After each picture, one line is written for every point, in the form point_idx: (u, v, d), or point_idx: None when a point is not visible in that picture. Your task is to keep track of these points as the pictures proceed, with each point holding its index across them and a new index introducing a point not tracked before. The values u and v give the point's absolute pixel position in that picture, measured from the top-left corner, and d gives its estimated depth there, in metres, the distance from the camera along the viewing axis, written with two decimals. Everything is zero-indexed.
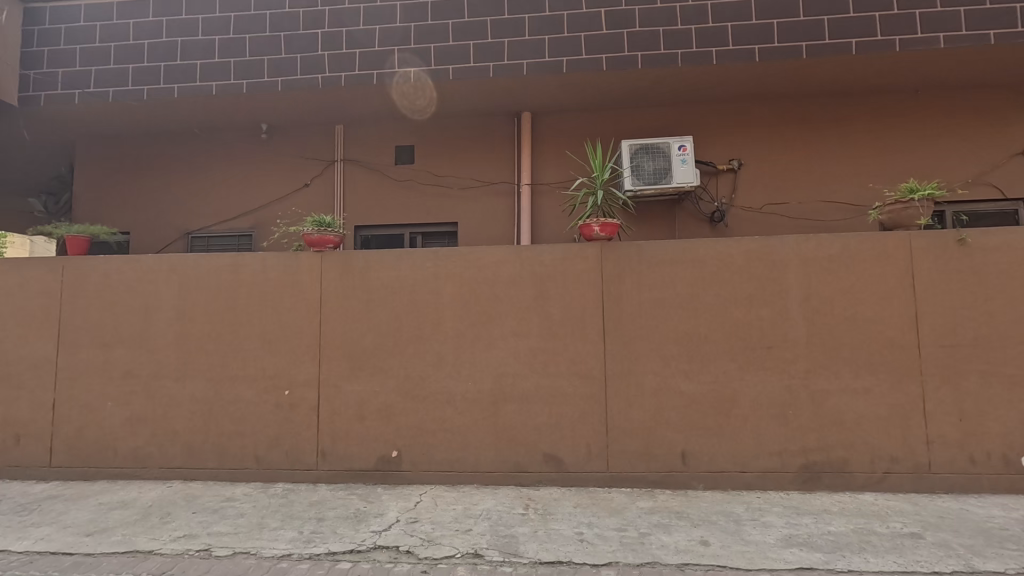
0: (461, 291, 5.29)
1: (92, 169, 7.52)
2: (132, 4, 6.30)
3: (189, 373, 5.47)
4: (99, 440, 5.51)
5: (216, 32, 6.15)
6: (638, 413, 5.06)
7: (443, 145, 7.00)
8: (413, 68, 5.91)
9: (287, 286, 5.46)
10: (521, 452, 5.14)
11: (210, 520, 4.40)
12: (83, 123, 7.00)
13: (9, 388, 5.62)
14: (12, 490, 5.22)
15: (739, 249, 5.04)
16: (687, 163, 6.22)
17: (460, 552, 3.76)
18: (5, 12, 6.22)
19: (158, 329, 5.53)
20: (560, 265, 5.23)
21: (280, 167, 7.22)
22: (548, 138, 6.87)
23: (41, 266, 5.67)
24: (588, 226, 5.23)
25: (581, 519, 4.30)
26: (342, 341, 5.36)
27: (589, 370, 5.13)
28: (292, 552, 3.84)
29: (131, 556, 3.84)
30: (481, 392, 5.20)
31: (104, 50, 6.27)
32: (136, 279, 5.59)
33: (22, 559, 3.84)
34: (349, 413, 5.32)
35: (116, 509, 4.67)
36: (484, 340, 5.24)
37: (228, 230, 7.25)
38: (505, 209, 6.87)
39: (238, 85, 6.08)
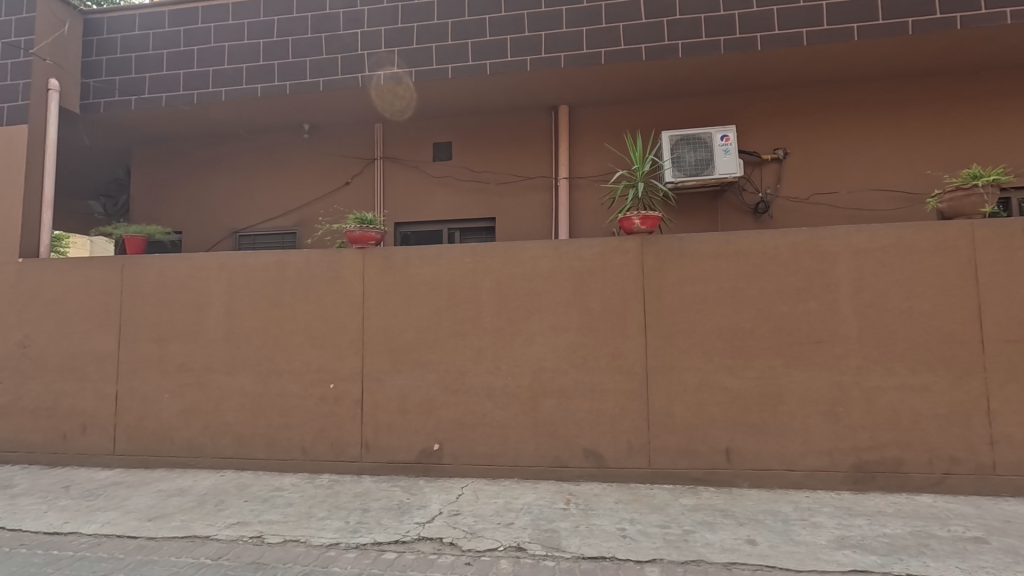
0: (500, 286, 5.31)
1: (146, 171, 7.87)
2: (182, 12, 6.55)
3: (239, 367, 5.68)
4: (157, 430, 5.79)
5: (260, 36, 6.32)
6: (680, 409, 4.98)
7: (480, 141, 7.02)
8: (450, 63, 5.93)
9: (330, 282, 5.60)
10: (561, 447, 5.13)
11: (261, 508, 4.57)
12: (138, 128, 7.33)
13: (75, 380, 5.95)
14: (80, 477, 5.54)
15: (786, 241, 4.88)
16: (730, 154, 6.06)
17: (502, 545, 3.79)
18: (67, 24, 6.57)
19: (209, 324, 5.76)
20: (599, 259, 5.18)
21: (322, 165, 7.39)
22: (585, 132, 6.81)
23: (102, 265, 5.98)
24: (628, 219, 5.18)
25: (623, 515, 4.26)
26: (384, 335, 5.47)
27: (630, 365, 5.07)
28: (340, 541, 3.94)
29: (190, 541, 4.03)
30: (520, 387, 5.22)
31: (157, 56, 6.54)
32: (189, 277, 5.83)
33: (91, 541, 4.08)
34: (391, 407, 5.42)
35: (174, 496, 4.90)
36: (523, 334, 5.25)
37: (274, 228, 7.47)
38: (542, 203, 6.85)
39: (281, 86, 6.24)
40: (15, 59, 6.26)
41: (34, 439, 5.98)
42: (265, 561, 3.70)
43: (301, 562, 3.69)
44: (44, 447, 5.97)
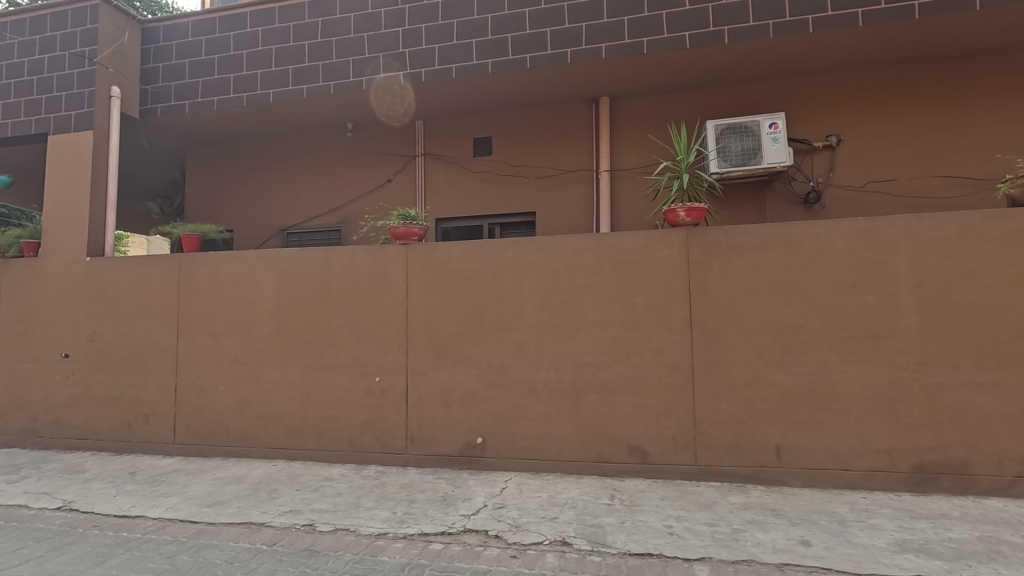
0: (541, 281, 5.30)
1: (199, 173, 8.19)
2: (231, 18, 6.77)
3: (289, 360, 5.86)
4: (214, 420, 6.04)
5: (305, 38, 6.48)
6: (728, 404, 4.86)
7: (519, 135, 7.00)
8: (490, 58, 5.93)
9: (375, 278, 5.71)
10: (605, 443, 5.09)
11: (312, 497, 4.72)
12: (192, 131, 7.64)
13: (138, 372, 6.27)
14: (144, 463, 5.85)
15: (841, 232, 4.68)
16: (779, 142, 5.86)
17: (548, 540, 3.80)
18: (126, 33, 6.90)
19: (260, 319, 5.96)
20: (643, 252, 5.10)
21: (365, 163, 7.53)
22: (626, 123, 6.71)
23: (161, 263, 6.27)
24: (672, 211, 5.05)
25: (669, 512, 4.20)
26: (427, 330, 5.54)
27: (675, 361, 4.98)
28: (388, 531, 4.03)
29: (246, 527, 4.20)
30: (563, 382, 5.20)
31: (208, 62, 6.79)
32: (242, 273, 6.05)
33: (156, 524, 4.30)
34: (434, 400, 5.49)
35: (230, 484, 5.12)
36: (565, 328, 5.22)
37: (320, 225, 7.66)
38: (583, 196, 6.79)
39: (326, 86, 6.38)
40: (81, 68, 6.63)
41: (102, 427, 6.34)
42: (318, 548, 3.81)
43: (352, 550, 3.78)
44: (111, 435, 6.32)
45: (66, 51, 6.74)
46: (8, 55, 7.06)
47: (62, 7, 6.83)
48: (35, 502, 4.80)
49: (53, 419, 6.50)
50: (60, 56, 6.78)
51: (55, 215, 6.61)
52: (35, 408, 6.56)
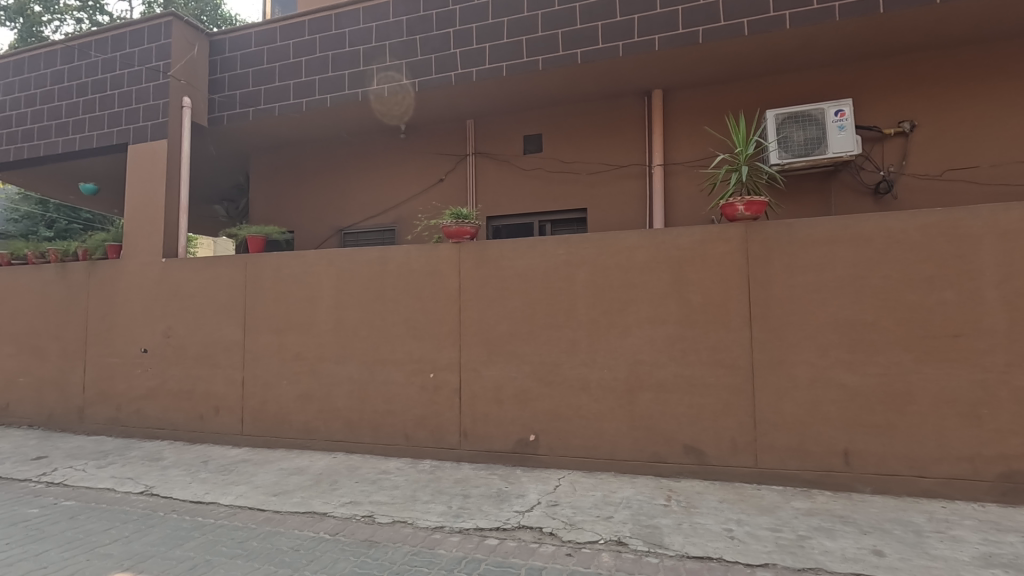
0: (594, 278, 5.25)
1: (262, 176, 8.58)
2: (291, 27, 7.04)
3: (347, 356, 6.06)
4: (277, 413, 6.33)
5: (361, 43, 6.66)
6: (791, 405, 4.66)
7: (570, 131, 6.96)
8: (540, 55, 5.91)
9: (428, 276, 5.82)
10: (660, 443, 4.99)
11: (370, 489, 4.87)
12: (256, 137, 8.00)
13: (209, 366, 6.65)
14: (215, 453, 6.19)
15: (916, 224, 4.41)
16: (846, 130, 5.56)
17: (603, 539, 3.77)
18: (196, 46, 7.30)
19: (320, 316, 6.19)
20: (699, 247, 4.97)
21: (417, 163, 7.68)
22: (680, 116, 6.55)
23: (229, 263, 6.60)
24: (731, 205, 4.92)
25: (729, 515, 4.08)
26: (480, 327, 5.60)
27: (733, 360, 4.83)
28: (445, 524, 4.11)
29: (310, 516, 4.37)
30: (616, 380, 5.14)
31: (270, 69, 7.09)
32: (303, 272, 6.29)
33: (228, 511, 4.55)
34: (487, 397, 5.54)
35: (294, 474, 5.35)
36: (619, 326, 5.15)
37: (374, 225, 7.86)
38: (635, 191, 6.67)
39: (380, 89, 6.54)
40: (156, 81, 7.07)
41: (178, 418, 6.76)
42: (377, 539, 3.93)
43: (410, 542, 3.88)
44: (185, 425, 6.73)
45: (143, 65, 7.20)
46: (93, 71, 7.60)
47: (138, 25, 7.30)
48: (121, 486, 5.18)
49: (134, 409, 6.98)
50: (137, 71, 7.25)
51: (134, 219, 7.09)
52: (118, 398, 7.06)
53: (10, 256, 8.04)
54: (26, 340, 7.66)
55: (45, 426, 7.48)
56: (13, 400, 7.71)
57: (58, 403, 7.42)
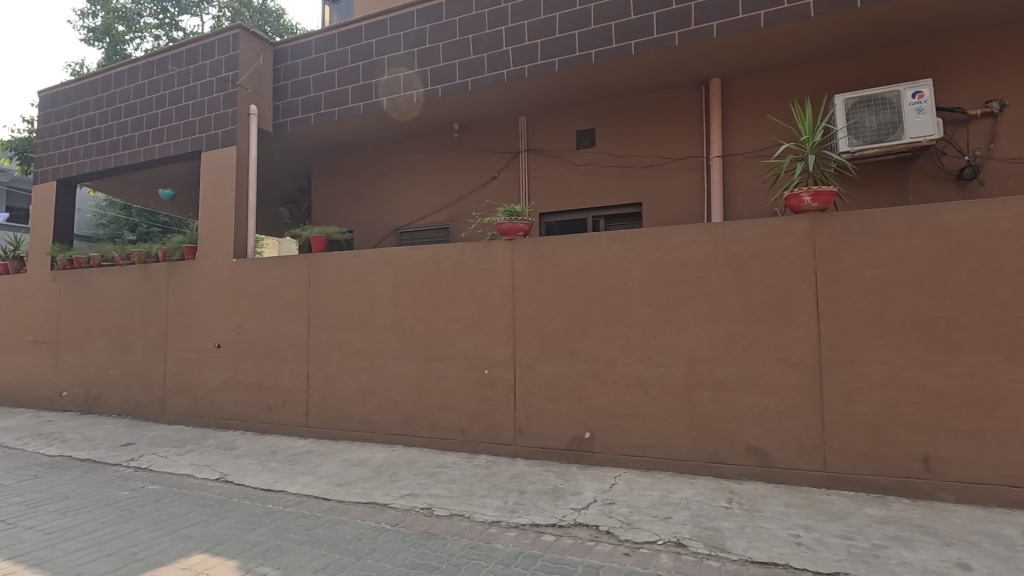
0: (650, 274, 5.15)
1: (323, 178, 8.90)
2: (348, 33, 7.27)
3: (405, 352, 6.21)
4: (340, 406, 6.57)
5: (415, 45, 6.79)
6: (864, 407, 4.42)
7: (624, 125, 6.84)
8: (593, 48, 5.83)
9: (483, 273, 5.88)
10: (720, 443, 4.84)
11: (428, 482, 4.98)
12: (317, 141, 8.32)
13: (276, 361, 6.98)
14: (283, 444, 6.50)
15: (1006, 212, 4.07)
16: (925, 113, 5.18)
17: (662, 540, 3.70)
18: (261, 56, 7.67)
19: (379, 313, 6.37)
20: (761, 241, 4.78)
21: (471, 161, 7.76)
22: (741, 105, 6.31)
23: (294, 263, 6.91)
24: (796, 196, 4.70)
25: (796, 521, 3.91)
26: (534, 323, 5.61)
27: (799, 358, 4.62)
28: (501, 519, 4.15)
29: (372, 507, 4.52)
30: (674, 378, 5.02)
31: (329, 74, 7.35)
32: (362, 271, 6.50)
33: (296, 499, 4.78)
34: (542, 394, 5.55)
35: (356, 466, 5.55)
36: (676, 322, 5.03)
37: (429, 224, 8.02)
38: (693, 184, 6.48)
39: (434, 90, 6.66)
40: (225, 90, 7.48)
41: (248, 409, 7.14)
42: (436, 531, 4.01)
43: (467, 535, 3.94)
44: (255, 417, 7.10)
45: (215, 77, 7.63)
46: (170, 84, 8.13)
47: (210, 38, 7.75)
48: (199, 472, 5.54)
49: (210, 401, 7.43)
50: (209, 82, 7.70)
51: (208, 222, 7.54)
52: (195, 391, 7.54)
53: (100, 258, 8.72)
54: (115, 335, 8.30)
55: (132, 415, 8.09)
56: (105, 391, 8.38)
57: (143, 394, 7.99)
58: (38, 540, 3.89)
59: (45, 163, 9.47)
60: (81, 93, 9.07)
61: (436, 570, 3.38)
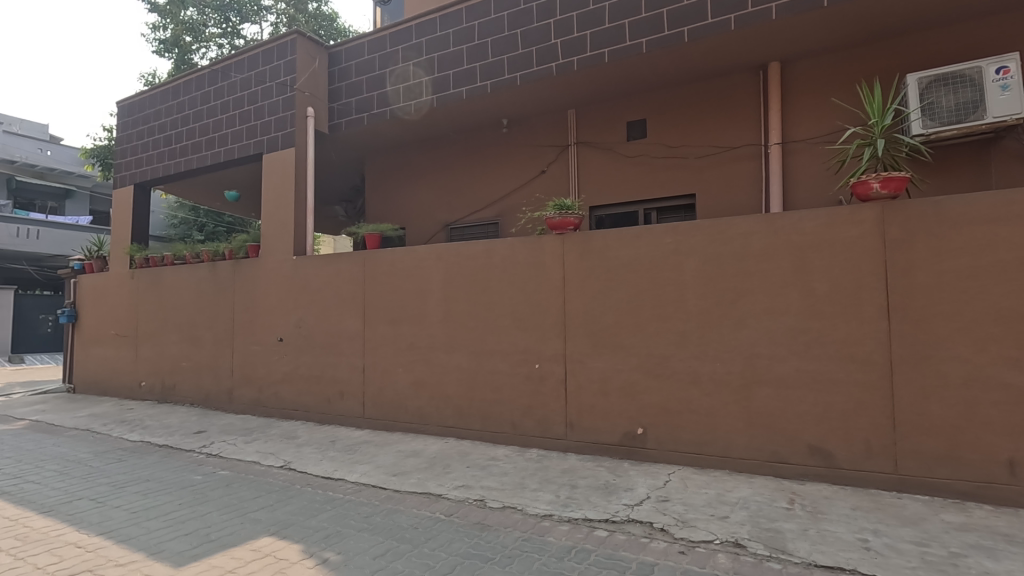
0: (705, 266, 5.02)
1: (376, 177, 9.13)
2: (399, 33, 7.40)
3: (457, 346, 6.31)
4: (395, 399, 6.75)
5: (464, 42, 6.85)
6: (940, 407, 4.15)
7: (676, 114, 6.67)
8: (644, 37, 5.70)
9: (533, 268, 5.88)
10: (780, 442, 4.67)
11: (481, 474, 5.05)
12: (371, 141, 8.54)
13: (334, 354, 7.24)
14: (341, 433, 6.75)
15: None
16: (1011, 89, 4.78)
17: (719, 539, 3.61)
18: (317, 60, 7.93)
19: (431, 308, 6.50)
20: (824, 232, 4.56)
21: (520, 155, 7.77)
22: (802, 89, 6.03)
23: (350, 259, 7.14)
24: (863, 183, 4.43)
25: (864, 525, 3.72)
26: (585, 318, 5.57)
27: (867, 354, 4.38)
28: (553, 513, 4.16)
29: (426, 497, 4.64)
30: (730, 374, 4.88)
31: (381, 75, 7.52)
32: (415, 266, 6.64)
33: (355, 487, 4.96)
34: (593, 388, 5.51)
35: (410, 456, 5.69)
36: (733, 317, 4.88)
37: (479, 219, 8.09)
38: (750, 173, 6.25)
39: (483, 86, 6.70)
40: (284, 94, 7.79)
41: (309, 400, 7.45)
42: (489, 523, 4.07)
43: (520, 527, 3.98)
44: (315, 407, 7.40)
45: (274, 81, 7.96)
46: (233, 90, 8.54)
47: (269, 45, 8.08)
48: (265, 460, 5.83)
49: (273, 391, 7.79)
50: (269, 87, 8.03)
51: (270, 221, 7.89)
52: (260, 382, 7.93)
53: (173, 257, 9.27)
54: (187, 329, 8.82)
55: (203, 405, 8.59)
56: (178, 381, 8.94)
57: (213, 384, 8.47)
58: (124, 518, 4.21)
59: (124, 168, 10.13)
60: (154, 102, 9.67)
61: (490, 561, 3.44)
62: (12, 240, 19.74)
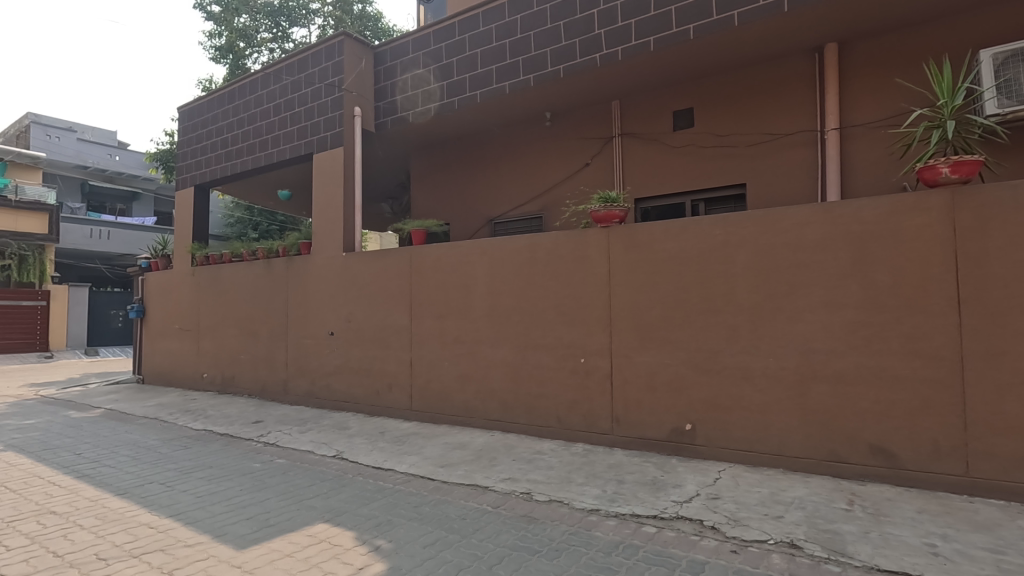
0: (757, 259, 4.86)
1: (421, 174, 9.27)
2: (442, 30, 7.47)
3: (501, 341, 6.35)
4: (441, 392, 6.86)
5: (507, 36, 6.85)
6: (1017, 406, 3.88)
7: (725, 101, 6.47)
8: (691, 23, 5.55)
9: (578, 262, 5.84)
10: (839, 441, 4.48)
11: (526, 468, 5.08)
12: (415, 138, 8.67)
13: (383, 348, 7.42)
14: (390, 425, 6.92)
15: None
16: None
17: (774, 540, 3.50)
18: (363, 60, 8.11)
19: (476, 302, 6.56)
20: (887, 220, 4.33)
21: (562, 148, 7.72)
22: (861, 71, 5.73)
23: (397, 255, 7.28)
24: (931, 168, 4.18)
25: (931, 529, 3.53)
26: (631, 312, 5.50)
27: (934, 350, 4.14)
28: (600, 507, 4.14)
29: (473, 489, 4.70)
30: (785, 369, 4.71)
31: (425, 72, 7.62)
32: (460, 261, 6.71)
33: (404, 477, 5.08)
34: (640, 383, 5.44)
35: (457, 449, 5.78)
36: (787, 310, 4.71)
37: (523, 214, 8.10)
38: (804, 161, 6.00)
39: (526, 80, 6.69)
40: (333, 95, 8.01)
41: (359, 392, 7.67)
42: (536, 516, 4.09)
43: (567, 521, 3.98)
44: (365, 399, 7.61)
45: (323, 83, 8.18)
46: (284, 93, 8.83)
47: (317, 47, 8.31)
48: (318, 449, 6.04)
49: (325, 383, 8.06)
50: (318, 88, 8.27)
51: (321, 219, 8.14)
52: (312, 374, 8.21)
53: (231, 254, 9.70)
54: (245, 323, 9.22)
55: (260, 395, 8.97)
56: (237, 373, 9.36)
57: (269, 376, 8.84)
58: (191, 502, 4.46)
59: (185, 171, 10.66)
60: (211, 106, 10.13)
61: (538, 554, 3.45)
62: (86, 240, 21.33)
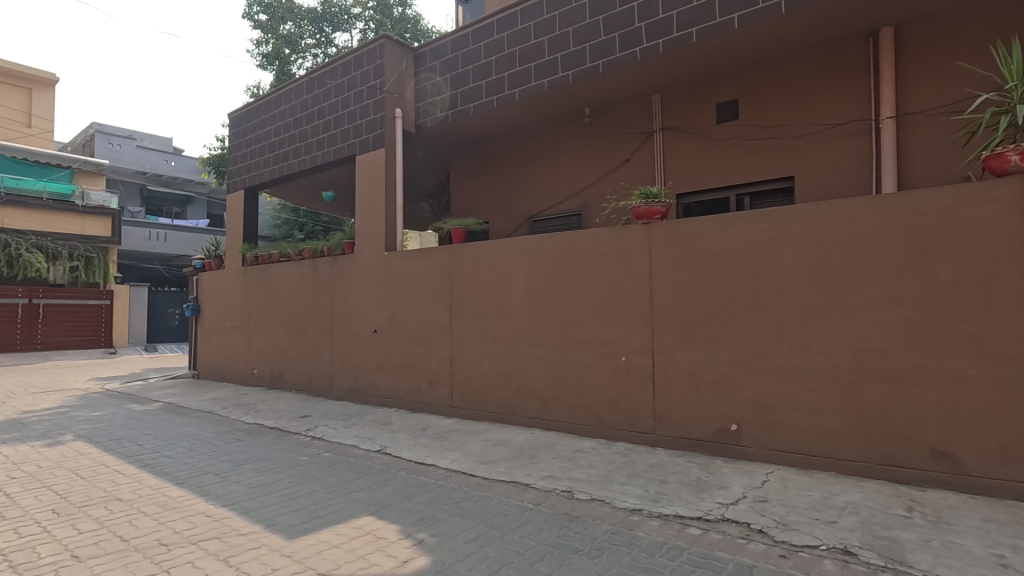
0: (806, 254, 4.69)
1: (460, 173, 9.35)
2: (481, 29, 7.51)
3: (541, 338, 6.35)
4: (481, 389, 6.91)
5: (545, 33, 6.83)
6: None
7: (772, 92, 6.26)
8: (736, 12, 5.39)
9: (619, 259, 5.78)
10: (896, 444, 4.28)
11: (567, 466, 5.06)
12: (455, 138, 8.76)
13: (424, 345, 7.53)
14: (432, 421, 7.02)
15: None
16: None
17: (826, 545, 3.38)
18: (404, 62, 8.24)
19: (516, 300, 6.58)
20: (949, 213, 4.10)
21: (602, 144, 7.65)
22: (920, 55, 5.45)
23: (437, 253, 7.38)
24: (1000, 156, 3.96)
25: (1000, 539, 3.33)
26: (673, 309, 5.40)
27: (1002, 349, 3.90)
28: (643, 507, 4.08)
29: (514, 486, 4.72)
30: (836, 369, 4.53)
31: (464, 72, 7.68)
32: (500, 259, 6.74)
33: (446, 473, 5.14)
34: (683, 382, 5.33)
35: (498, 446, 5.81)
36: (840, 307, 4.52)
37: (562, 211, 8.07)
38: (857, 151, 5.74)
39: (564, 77, 6.66)
40: (374, 97, 8.17)
41: (401, 389, 7.80)
42: (577, 514, 4.07)
43: (609, 520, 3.94)
44: (407, 396, 7.74)
45: (365, 85, 8.35)
46: (328, 97, 9.06)
47: (359, 51, 8.48)
48: (363, 444, 6.19)
49: (369, 380, 8.24)
50: (360, 91, 8.45)
51: (364, 219, 8.33)
52: (356, 370, 8.42)
53: (279, 254, 10.05)
54: (292, 321, 9.53)
55: (307, 391, 9.26)
56: (286, 369, 9.68)
57: (315, 372, 9.11)
58: (243, 493, 4.64)
59: (236, 175, 11.09)
60: (259, 112, 10.49)
61: (580, 552, 3.44)
62: (145, 242, 22.50)
